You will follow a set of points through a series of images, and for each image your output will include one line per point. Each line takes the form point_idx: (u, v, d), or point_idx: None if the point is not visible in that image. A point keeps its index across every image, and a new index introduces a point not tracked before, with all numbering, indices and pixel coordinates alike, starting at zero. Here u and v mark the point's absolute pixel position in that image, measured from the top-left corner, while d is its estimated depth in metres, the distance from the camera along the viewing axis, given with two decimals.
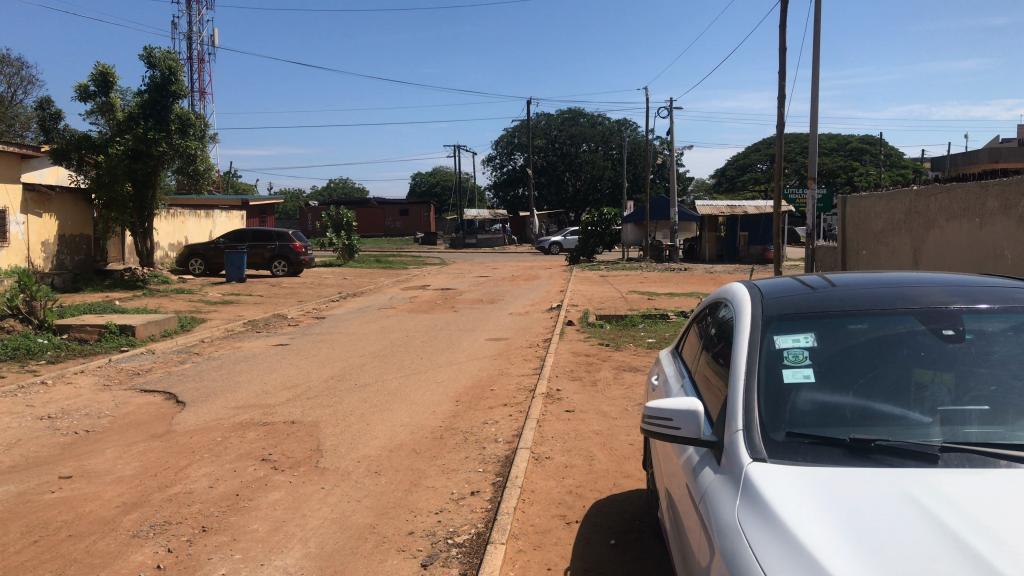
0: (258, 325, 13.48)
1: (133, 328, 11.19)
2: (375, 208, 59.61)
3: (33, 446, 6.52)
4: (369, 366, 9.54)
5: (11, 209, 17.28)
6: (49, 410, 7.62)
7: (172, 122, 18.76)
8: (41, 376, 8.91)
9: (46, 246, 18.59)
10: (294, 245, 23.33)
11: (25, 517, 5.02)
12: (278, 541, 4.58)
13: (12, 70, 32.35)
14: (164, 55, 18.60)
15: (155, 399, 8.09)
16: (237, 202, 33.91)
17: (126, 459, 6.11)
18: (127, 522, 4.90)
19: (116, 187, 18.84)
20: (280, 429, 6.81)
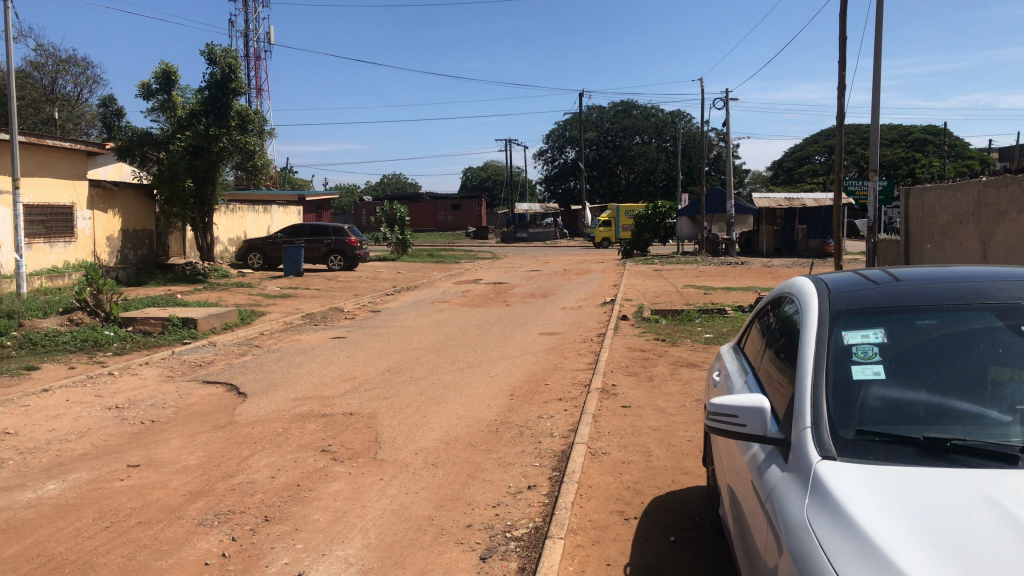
0: (315, 318, 13.68)
1: (195, 321, 11.46)
2: (427, 202, 60.11)
3: (102, 435, 6.73)
4: (423, 360, 9.61)
5: (79, 205, 17.98)
6: (117, 400, 7.84)
7: (232, 118, 19.04)
8: (108, 367, 9.18)
9: (110, 241, 19.19)
10: (350, 240, 23.58)
11: (96, 504, 5.17)
12: (339, 531, 4.64)
13: (78, 70, 33.20)
14: (224, 52, 18.93)
15: (218, 390, 8.28)
16: (294, 197, 34.46)
17: (191, 449, 6.25)
18: (193, 510, 5.02)
19: (177, 182, 19.27)
20: (339, 421, 6.91)
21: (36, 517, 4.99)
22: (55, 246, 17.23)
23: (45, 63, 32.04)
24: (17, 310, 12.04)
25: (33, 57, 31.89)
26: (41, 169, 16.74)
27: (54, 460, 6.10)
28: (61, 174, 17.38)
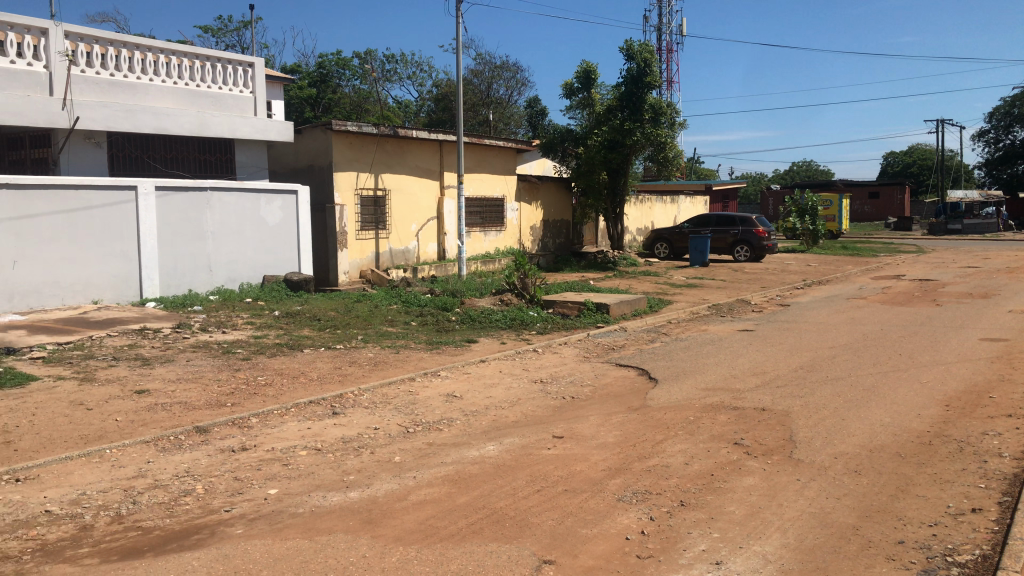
0: (722, 309, 13.65)
1: (608, 306, 12.06)
2: (842, 190, 56.54)
3: (530, 405, 7.40)
4: (840, 359, 9.05)
5: (508, 197, 20.06)
6: (542, 375, 8.59)
7: (646, 112, 19.46)
8: (533, 345, 10.07)
9: (534, 230, 21.18)
10: (757, 229, 22.92)
11: (528, 468, 5.70)
12: (756, 526, 4.56)
13: (510, 74, 36.45)
14: (641, 48, 19.39)
15: (630, 373, 8.65)
16: (701, 187, 34.58)
17: (608, 427, 6.59)
18: (613, 485, 5.28)
19: (593, 175, 20.56)
20: (751, 415, 6.78)
21: (481, 473, 5.65)
22: (490, 235, 19.47)
23: (483, 69, 35.79)
24: (459, 290, 13.80)
25: (474, 66, 35.87)
26: (480, 165, 18.93)
27: (493, 423, 6.86)
28: (495, 170, 19.50)
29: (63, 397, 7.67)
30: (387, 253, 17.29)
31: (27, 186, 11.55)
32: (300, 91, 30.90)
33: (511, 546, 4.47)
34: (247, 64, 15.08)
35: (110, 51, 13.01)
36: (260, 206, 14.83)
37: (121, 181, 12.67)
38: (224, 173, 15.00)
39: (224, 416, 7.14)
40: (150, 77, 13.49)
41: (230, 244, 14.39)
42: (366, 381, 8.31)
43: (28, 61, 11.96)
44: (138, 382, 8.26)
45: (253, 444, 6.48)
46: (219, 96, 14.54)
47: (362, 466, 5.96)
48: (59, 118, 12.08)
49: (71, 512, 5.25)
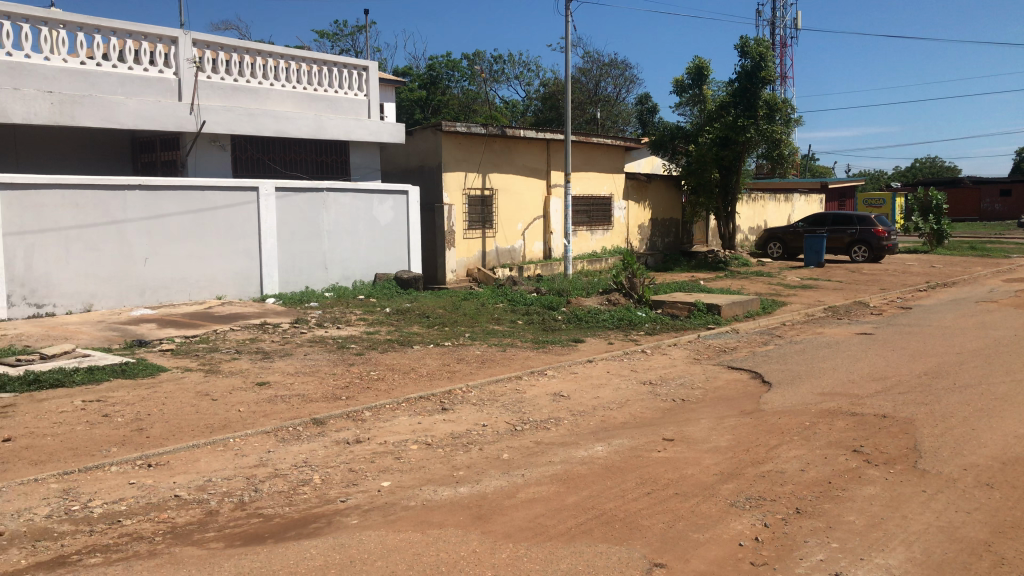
0: (839, 312, 13.16)
1: (719, 307, 11.81)
2: (970, 187, 53.58)
3: (639, 407, 7.34)
4: (970, 366, 8.57)
5: (616, 195, 19.98)
6: (651, 376, 8.49)
7: (760, 108, 18.89)
8: (642, 345, 9.98)
9: (642, 228, 21.06)
10: (877, 229, 21.92)
11: (638, 469, 5.65)
12: (878, 538, 4.38)
13: (618, 71, 36.12)
14: (756, 43, 18.86)
15: (742, 376, 8.45)
16: (816, 184, 33.42)
17: (720, 431, 6.46)
18: (725, 490, 5.17)
19: (704, 173, 20.33)
20: (872, 422, 6.52)
21: (590, 473, 5.63)
22: (597, 233, 19.45)
23: (591, 68, 35.61)
24: (566, 289, 13.81)
25: (582, 64, 35.74)
26: (587, 164, 18.89)
27: (601, 424, 6.83)
28: (603, 168, 19.43)
29: (190, 387, 8.08)
30: (494, 252, 17.48)
31: (158, 188, 12.20)
32: (411, 93, 31.54)
33: (621, 548, 4.44)
34: (362, 67, 15.51)
35: (234, 58, 13.58)
36: (373, 206, 15.23)
37: (243, 182, 13.22)
38: (338, 173, 15.48)
39: (338, 409, 7.36)
40: (271, 82, 14.02)
41: (344, 243, 14.83)
42: (474, 378, 8.41)
43: (159, 69, 12.60)
44: (259, 374, 8.62)
45: (367, 438, 6.66)
46: (335, 100, 15.01)
47: (472, 462, 6.04)
48: (187, 122, 12.70)
49: (198, 497, 5.51)
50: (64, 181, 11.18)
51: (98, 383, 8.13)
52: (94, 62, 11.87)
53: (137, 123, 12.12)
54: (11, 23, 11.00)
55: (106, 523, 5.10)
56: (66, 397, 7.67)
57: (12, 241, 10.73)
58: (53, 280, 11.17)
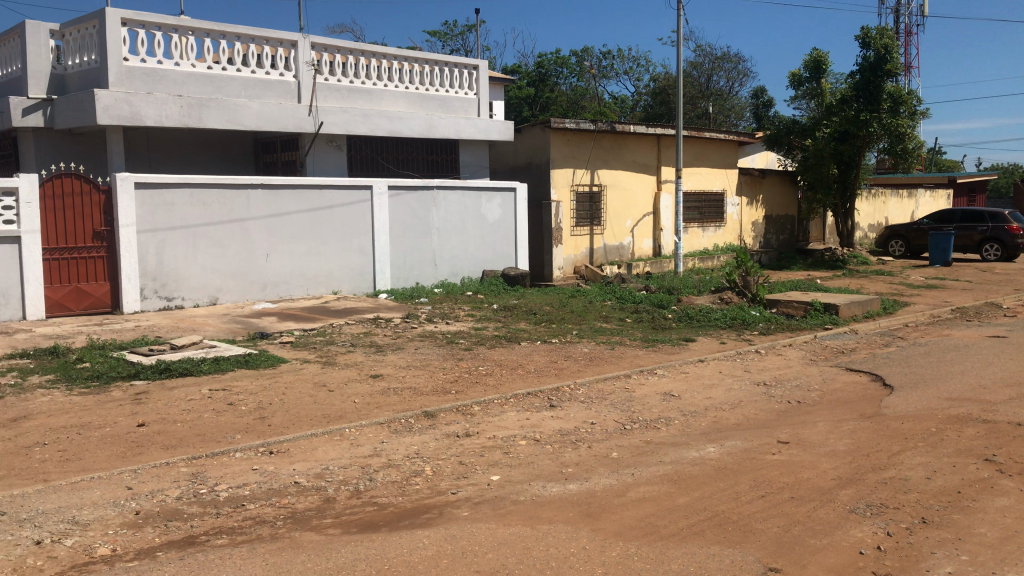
0: (968, 313, 12.48)
1: (837, 307, 11.40)
2: None
3: (752, 408, 7.16)
4: None
5: (729, 191, 19.58)
6: (765, 377, 8.28)
7: (884, 101, 18.12)
8: (755, 345, 9.74)
9: (755, 225, 20.58)
10: (1010, 225, 20.70)
11: (752, 472, 5.52)
12: (1014, 553, 4.14)
13: (731, 64, 35.38)
14: (880, 33, 18.16)
15: (862, 378, 8.13)
16: (943, 179, 31.78)
17: (839, 434, 6.23)
18: (845, 496, 5.00)
19: (822, 169, 19.64)
20: (1005, 430, 6.16)
21: (702, 474, 5.54)
22: (708, 230, 19.12)
23: (702, 62, 35.00)
24: (676, 287, 13.62)
25: (694, 58, 35.17)
26: (698, 160, 18.57)
27: (713, 425, 6.70)
28: (715, 164, 19.06)
29: (308, 378, 8.39)
30: (601, 249, 17.41)
31: (278, 187, 12.70)
32: (519, 91, 31.77)
33: (734, 550, 4.35)
34: (472, 66, 15.69)
35: (350, 60, 13.98)
36: (482, 204, 15.41)
37: (358, 181, 13.60)
38: (449, 171, 15.74)
39: (449, 403, 7.49)
40: (385, 83, 14.37)
41: (453, 240, 15.07)
42: (583, 375, 8.41)
43: (280, 72, 13.10)
44: (372, 367, 8.86)
45: (477, 431, 6.75)
46: (446, 99, 15.25)
47: (581, 459, 6.03)
48: (305, 123, 13.16)
49: (316, 484, 5.71)
50: (192, 180, 11.78)
51: (223, 373, 8.54)
52: (220, 67, 12.45)
53: (259, 125, 12.65)
54: (145, 31, 11.66)
55: (231, 506, 5.35)
56: (195, 385, 8.09)
57: (145, 237, 11.42)
58: (181, 274, 11.81)
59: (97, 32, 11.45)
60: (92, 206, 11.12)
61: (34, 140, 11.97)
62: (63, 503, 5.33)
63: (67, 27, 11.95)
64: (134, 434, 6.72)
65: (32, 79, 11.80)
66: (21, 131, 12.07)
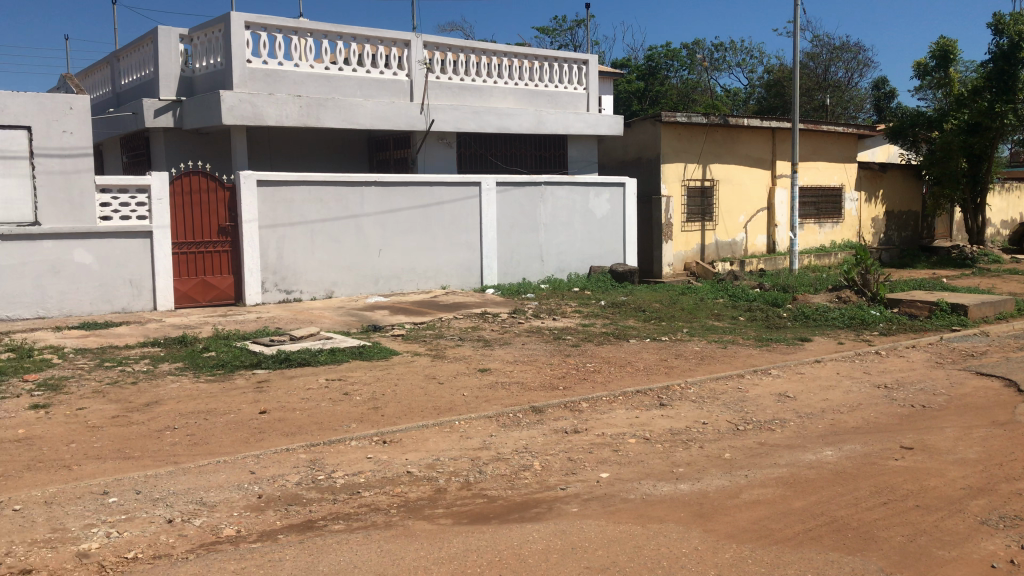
0: None
1: (965, 308, 10.83)
2: None
3: (872, 412, 6.89)
4: None
5: (847, 186, 18.90)
6: (886, 379, 7.95)
7: (1020, 91, 17.10)
8: (876, 346, 9.37)
9: (876, 221, 19.81)
10: None
11: (873, 477, 5.31)
12: None
13: (851, 54, 34.13)
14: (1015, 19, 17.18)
15: (994, 383, 7.70)
16: None
17: (968, 442, 5.92)
18: (975, 506, 4.75)
19: (950, 163, 18.63)
20: None
21: (819, 478, 5.36)
22: (825, 227, 18.51)
23: (820, 52, 33.85)
24: (791, 285, 13.23)
25: (811, 49, 34.06)
26: (815, 154, 17.98)
27: (831, 427, 6.48)
28: (833, 157, 18.42)
29: (419, 371, 8.56)
30: (713, 246, 17.11)
31: (390, 184, 13.00)
32: (628, 85, 31.48)
33: (854, 558, 4.21)
34: (581, 61, 15.64)
35: (461, 57, 14.17)
36: (590, 199, 15.36)
37: (467, 177, 13.78)
38: (557, 167, 15.74)
39: (557, 398, 7.50)
40: (495, 80, 14.49)
41: (560, 236, 15.08)
42: (694, 374, 8.27)
43: (393, 71, 13.40)
44: (481, 361, 8.96)
45: (585, 428, 6.73)
46: (554, 95, 15.26)
47: (692, 459, 5.94)
48: (417, 121, 13.42)
49: (428, 475, 5.83)
50: (310, 178, 12.20)
51: (338, 363, 8.82)
52: (337, 67, 12.82)
53: (373, 123, 12.98)
54: (267, 34, 12.14)
55: (347, 493, 5.52)
56: (312, 375, 8.38)
57: (266, 232, 11.92)
58: (300, 268, 12.28)
59: (223, 36, 11.99)
60: (217, 203, 11.67)
61: (164, 140, 12.63)
62: (192, 484, 5.62)
63: (196, 31, 12.56)
64: (256, 421, 7.02)
65: (163, 82, 12.45)
66: (152, 131, 12.76)
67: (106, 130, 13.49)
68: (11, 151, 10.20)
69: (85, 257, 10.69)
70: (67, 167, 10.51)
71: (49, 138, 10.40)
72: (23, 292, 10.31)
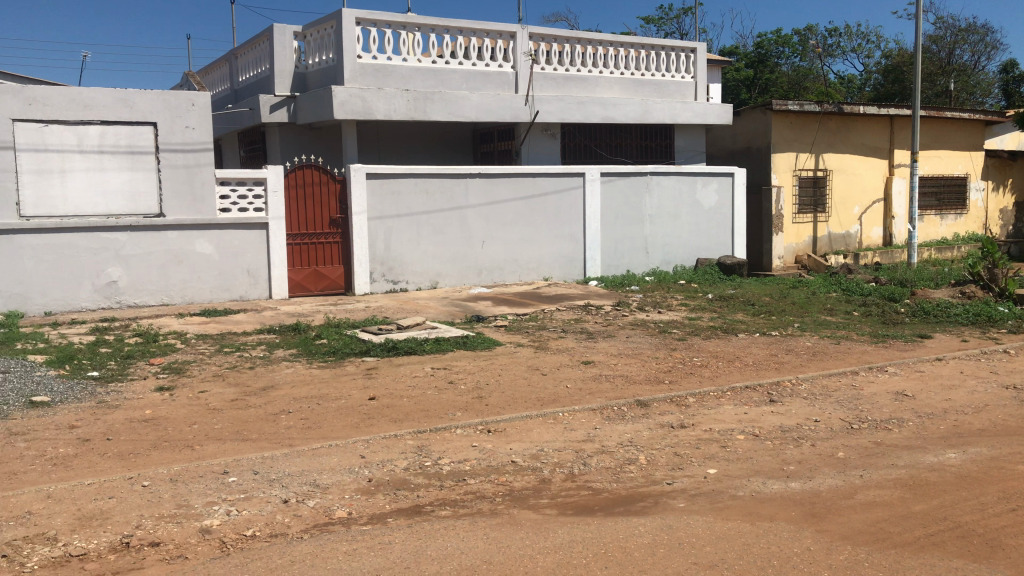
0: None
1: None
2: None
3: (1000, 413, 6.54)
4: None
5: (972, 176, 17.95)
6: (1015, 380, 7.53)
7: None
8: (1004, 344, 8.89)
9: (1004, 213, 18.75)
10: None
11: (1002, 483, 5.04)
12: None
13: (977, 37, 32.37)
14: None
15: None
16: None
17: None
18: None
19: None
20: None
21: (942, 481, 5.13)
22: (947, 219, 17.63)
23: (943, 35, 32.19)
24: (909, 279, 12.67)
25: (933, 32, 32.45)
26: (937, 142, 17.14)
27: (954, 429, 6.19)
28: (956, 145, 17.52)
29: (523, 361, 8.62)
30: (825, 238, 16.55)
31: (495, 176, 13.09)
32: (738, 73, 30.78)
33: (980, 567, 4.01)
34: (689, 49, 15.36)
35: (566, 48, 14.12)
36: (696, 190, 15.08)
37: (572, 168, 13.74)
38: (662, 157, 15.52)
39: (663, 392, 7.42)
40: (600, 69, 14.40)
41: (666, 227, 14.87)
42: (805, 370, 8.03)
43: (498, 64, 13.49)
44: (585, 353, 8.94)
45: (692, 423, 6.63)
46: (660, 84, 15.04)
47: (804, 457, 5.77)
48: (522, 112, 13.47)
49: (532, 465, 5.86)
50: (417, 171, 12.40)
51: (443, 353, 8.96)
52: (443, 60, 12.99)
53: (478, 115, 13.10)
54: (377, 30, 12.40)
55: (453, 480, 5.60)
56: (418, 363, 8.55)
57: (374, 224, 12.20)
58: (406, 260, 12.53)
59: (334, 32, 12.31)
60: (328, 195, 12.01)
61: (279, 134, 13.09)
62: (305, 467, 5.82)
63: (309, 28, 12.94)
64: (365, 407, 7.21)
65: (278, 78, 12.89)
66: (268, 126, 13.24)
67: (225, 125, 14.08)
68: (138, 147, 10.79)
69: (206, 247, 11.22)
70: (189, 161, 11.04)
71: (173, 134, 10.96)
72: (150, 280, 10.92)
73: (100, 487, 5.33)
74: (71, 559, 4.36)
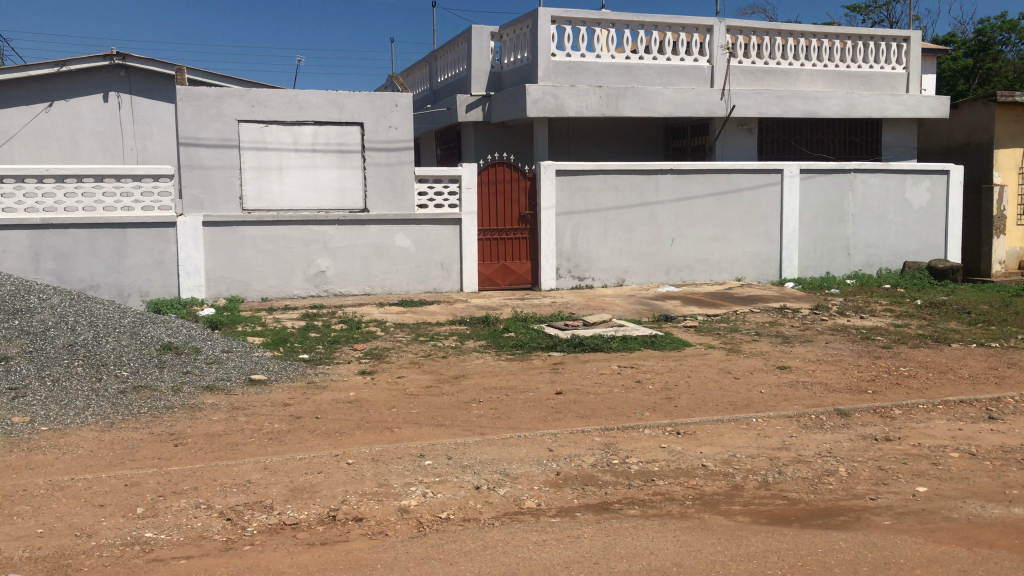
0: None
1: None
2: None
3: None
4: None
5: None
6: None
7: None
8: None
9: None
10: None
11: None
12: None
13: None
14: None
15: None
16: None
17: None
18: None
19: None
20: None
21: None
22: None
23: None
24: None
25: None
26: None
27: None
28: None
29: (713, 364, 8.41)
30: None
31: (687, 172, 12.86)
32: (955, 62, 28.49)
33: None
34: (902, 38, 14.41)
35: (765, 41, 13.64)
36: (905, 188, 14.12)
37: (769, 164, 13.24)
38: (867, 153, 14.64)
39: (866, 403, 7.00)
40: (802, 62, 13.80)
41: (868, 228, 14.03)
42: None
43: (694, 58, 13.24)
44: (780, 358, 8.60)
45: (899, 437, 6.22)
46: (868, 76, 14.20)
47: None
48: (717, 107, 13.14)
49: (724, 470, 5.71)
50: (607, 167, 12.41)
51: (630, 351, 8.91)
52: (637, 56, 12.91)
53: (672, 110, 12.91)
54: (571, 27, 12.50)
55: (642, 480, 5.56)
56: (605, 361, 8.55)
57: (563, 219, 12.34)
58: (593, 256, 12.58)
59: (530, 31, 12.54)
60: (520, 191, 12.26)
61: (474, 132, 13.50)
62: (496, 456, 5.97)
63: (506, 27, 13.25)
64: (553, 401, 7.30)
65: (475, 78, 13.30)
66: (464, 125, 13.70)
67: (424, 125, 14.69)
68: (348, 145, 11.46)
69: (405, 241, 11.77)
70: (392, 159, 11.61)
71: (379, 132, 11.55)
72: (354, 270, 11.61)
73: (310, 461, 5.73)
74: (285, 527, 4.72)
